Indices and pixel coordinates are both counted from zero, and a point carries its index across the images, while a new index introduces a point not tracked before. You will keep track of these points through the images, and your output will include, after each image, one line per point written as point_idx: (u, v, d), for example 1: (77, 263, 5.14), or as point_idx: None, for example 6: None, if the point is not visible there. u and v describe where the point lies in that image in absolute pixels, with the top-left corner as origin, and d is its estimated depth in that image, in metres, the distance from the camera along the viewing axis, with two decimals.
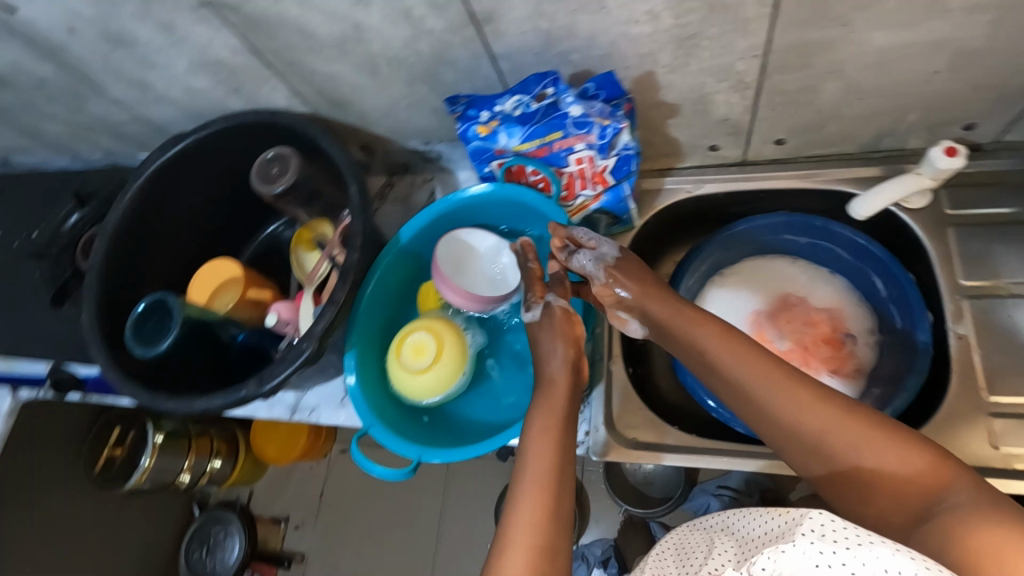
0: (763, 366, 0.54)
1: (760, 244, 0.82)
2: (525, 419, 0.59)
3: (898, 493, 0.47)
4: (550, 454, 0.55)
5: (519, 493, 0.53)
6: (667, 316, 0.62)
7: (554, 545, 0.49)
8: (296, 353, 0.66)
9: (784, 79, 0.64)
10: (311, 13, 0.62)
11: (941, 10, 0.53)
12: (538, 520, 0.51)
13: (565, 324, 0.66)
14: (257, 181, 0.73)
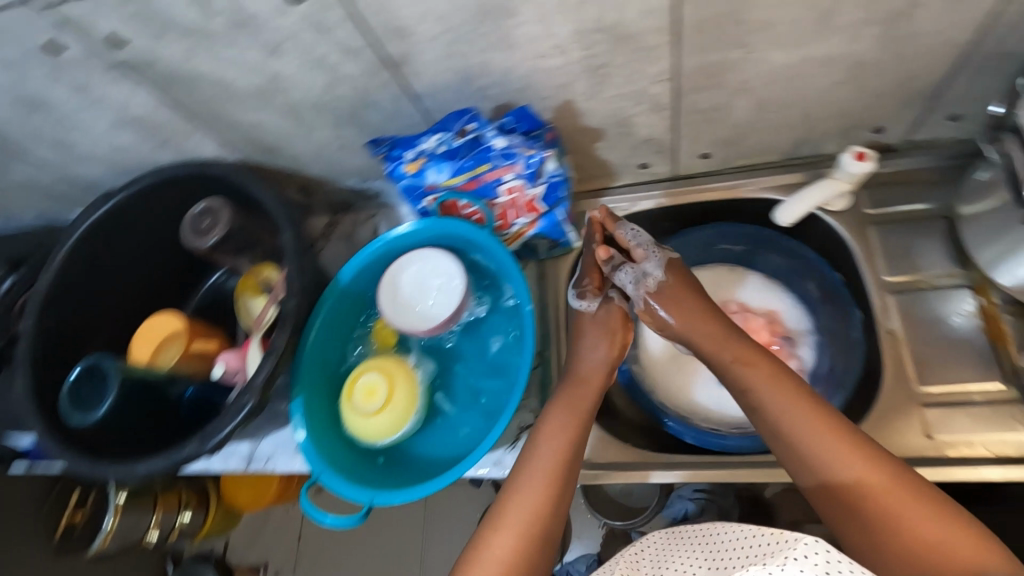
0: (813, 414, 0.58)
1: (698, 254, 0.84)
2: (545, 415, 0.66)
3: (895, 545, 0.50)
4: (557, 460, 0.62)
5: (521, 490, 0.61)
6: (711, 348, 0.66)
7: (539, 537, 0.59)
8: (237, 406, 0.64)
9: (697, 98, 0.66)
10: (227, 67, 0.62)
11: (828, 28, 0.56)
12: (529, 522, 0.59)
13: (609, 320, 0.73)
14: (188, 234, 0.72)
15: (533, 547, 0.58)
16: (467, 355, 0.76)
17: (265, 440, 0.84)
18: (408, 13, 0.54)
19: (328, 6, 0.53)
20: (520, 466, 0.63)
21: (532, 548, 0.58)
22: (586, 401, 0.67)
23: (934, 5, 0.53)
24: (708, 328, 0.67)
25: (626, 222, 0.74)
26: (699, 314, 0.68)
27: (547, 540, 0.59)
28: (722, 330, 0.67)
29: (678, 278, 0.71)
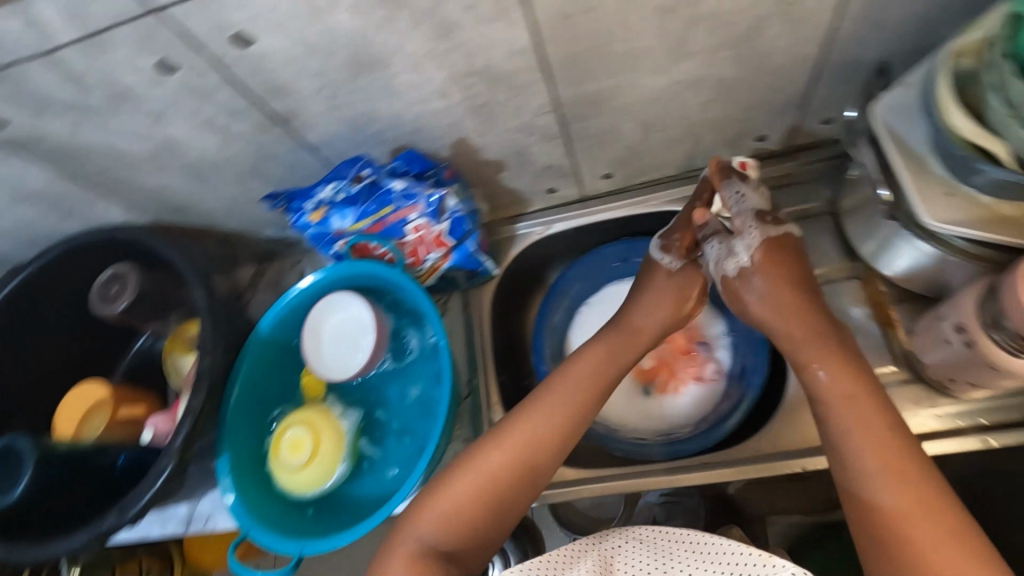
0: (880, 434, 0.51)
1: (615, 270, 0.88)
2: (555, 382, 0.67)
3: (897, 556, 0.47)
4: (558, 421, 0.63)
5: (513, 425, 0.63)
6: (788, 345, 0.61)
7: (515, 476, 0.61)
8: (157, 472, 0.64)
9: (584, 126, 0.70)
10: (117, 136, 0.63)
11: (685, 53, 0.60)
12: (509, 471, 0.61)
13: (667, 285, 0.72)
14: (98, 303, 0.72)
15: (507, 491, 0.60)
16: (389, 398, 0.76)
17: (204, 499, 0.82)
18: (283, 72, 0.56)
19: (202, 73, 0.55)
20: (516, 418, 0.64)
21: (503, 493, 0.60)
22: (619, 355, 0.69)
23: (776, 26, 0.58)
24: (795, 325, 0.60)
25: (736, 181, 0.67)
26: (788, 304, 0.62)
27: (524, 488, 0.61)
28: (806, 313, 0.61)
29: (765, 261, 0.63)
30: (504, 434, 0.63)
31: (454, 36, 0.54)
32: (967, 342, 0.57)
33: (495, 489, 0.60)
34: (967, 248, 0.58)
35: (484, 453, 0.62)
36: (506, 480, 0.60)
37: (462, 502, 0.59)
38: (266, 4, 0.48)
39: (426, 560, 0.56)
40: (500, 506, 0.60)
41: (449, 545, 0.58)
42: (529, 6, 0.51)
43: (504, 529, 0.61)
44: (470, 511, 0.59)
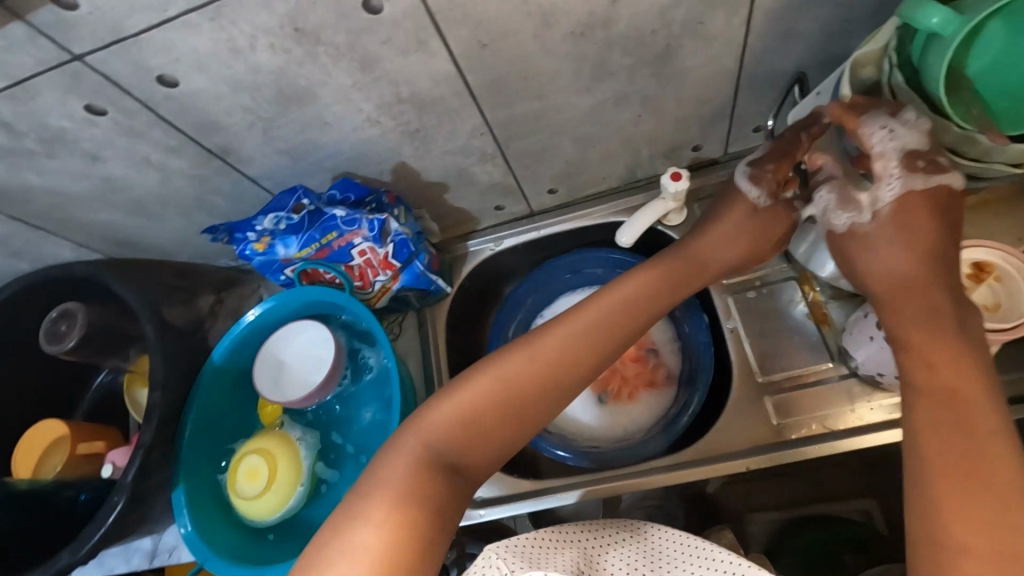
0: (956, 429, 0.44)
1: (566, 282, 0.90)
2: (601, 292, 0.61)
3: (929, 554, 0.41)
4: (585, 334, 0.58)
5: (548, 331, 0.58)
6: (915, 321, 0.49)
7: (541, 388, 0.56)
8: (109, 509, 0.66)
9: (519, 145, 0.72)
10: (56, 177, 0.64)
11: (605, 74, 0.62)
12: (528, 382, 0.55)
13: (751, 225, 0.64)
14: (46, 342, 0.73)
15: (524, 402, 0.55)
16: (343, 421, 0.77)
17: (168, 531, 0.82)
18: (212, 109, 0.57)
19: (132, 113, 0.56)
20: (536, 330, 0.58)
21: (520, 405, 0.55)
22: (682, 280, 0.63)
23: (689, 44, 0.60)
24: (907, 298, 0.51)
25: (881, 114, 0.50)
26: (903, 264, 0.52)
27: (544, 401, 0.56)
28: (928, 287, 0.50)
29: (892, 217, 0.52)
30: (523, 344, 0.57)
31: (377, 67, 0.56)
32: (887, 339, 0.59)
33: (511, 398, 0.55)
34: None
35: (500, 360, 0.56)
36: (525, 392, 0.55)
37: (475, 408, 0.54)
38: (186, 47, 0.50)
39: (435, 467, 0.51)
40: (516, 419, 0.55)
41: (458, 453, 0.52)
42: (445, 36, 0.53)
43: (517, 445, 0.56)
44: (484, 418, 0.54)
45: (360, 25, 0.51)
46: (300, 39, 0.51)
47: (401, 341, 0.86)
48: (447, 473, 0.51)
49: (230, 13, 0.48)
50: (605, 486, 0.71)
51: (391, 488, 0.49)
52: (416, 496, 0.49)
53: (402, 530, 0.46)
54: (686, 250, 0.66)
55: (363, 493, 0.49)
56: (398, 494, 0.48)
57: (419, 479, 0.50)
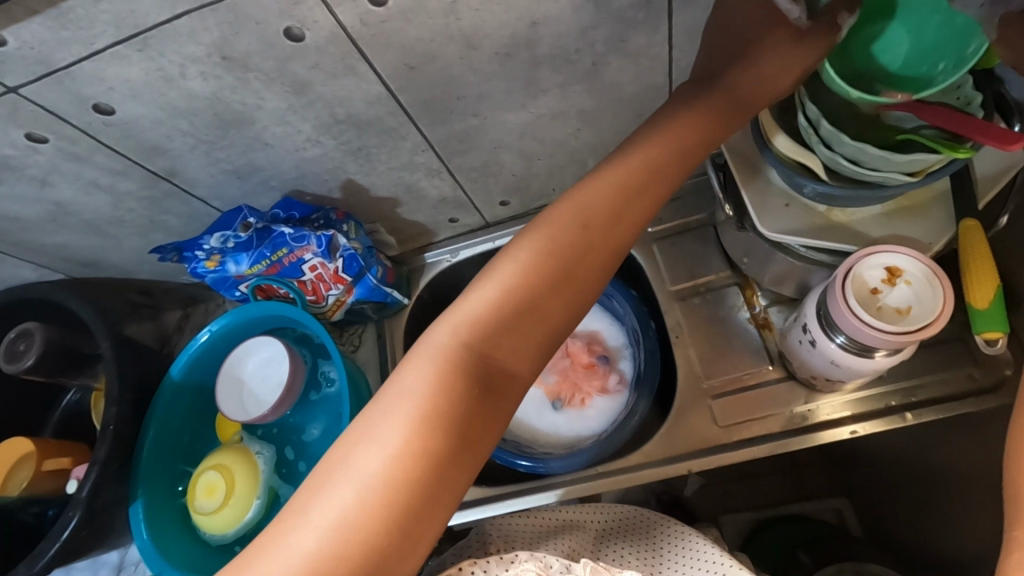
0: None
1: None
2: (626, 161, 0.53)
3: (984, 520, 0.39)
4: (614, 206, 0.51)
5: (571, 207, 0.51)
6: None
7: (569, 272, 0.49)
8: (63, 524, 0.68)
9: (463, 160, 0.74)
10: (7, 202, 0.66)
11: (537, 92, 0.64)
12: (558, 273, 0.48)
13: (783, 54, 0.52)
14: (6, 361, 0.74)
15: (552, 289, 0.48)
16: (294, 434, 0.78)
17: (133, 545, 0.84)
18: (153, 134, 0.59)
19: (74, 140, 0.58)
20: (565, 211, 0.51)
21: (548, 296, 0.48)
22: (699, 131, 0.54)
23: (616, 61, 0.62)
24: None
25: None
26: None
27: (573, 286, 0.49)
28: None
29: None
30: (542, 229, 0.50)
31: (308, 91, 0.58)
32: (812, 342, 0.60)
33: (538, 291, 0.47)
34: (807, 254, 0.62)
35: (519, 251, 0.49)
36: (559, 282, 0.48)
37: (501, 306, 0.47)
38: (118, 77, 0.52)
39: (465, 374, 0.44)
40: (544, 312, 0.47)
41: (487, 354, 0.45)
42: (371, 60, 0.55)
43: (553, 337, 0.48)
44: (515, 315, 0.47)
45: (287, 52, 0.53)
46: (229, 66, 0.53)
47: (360, 353, 0.88)
48: (474, 379, 0.45)
49: (157, 44, 0.50)
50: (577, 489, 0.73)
51: (412, 402, 0.43)
52: (440, 406, 0.43)
53: (420, 447, 0.41)
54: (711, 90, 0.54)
55: (380, 406, 0.44)
56: (419, 405, 0.43)
57: (442, 391, 0.43)
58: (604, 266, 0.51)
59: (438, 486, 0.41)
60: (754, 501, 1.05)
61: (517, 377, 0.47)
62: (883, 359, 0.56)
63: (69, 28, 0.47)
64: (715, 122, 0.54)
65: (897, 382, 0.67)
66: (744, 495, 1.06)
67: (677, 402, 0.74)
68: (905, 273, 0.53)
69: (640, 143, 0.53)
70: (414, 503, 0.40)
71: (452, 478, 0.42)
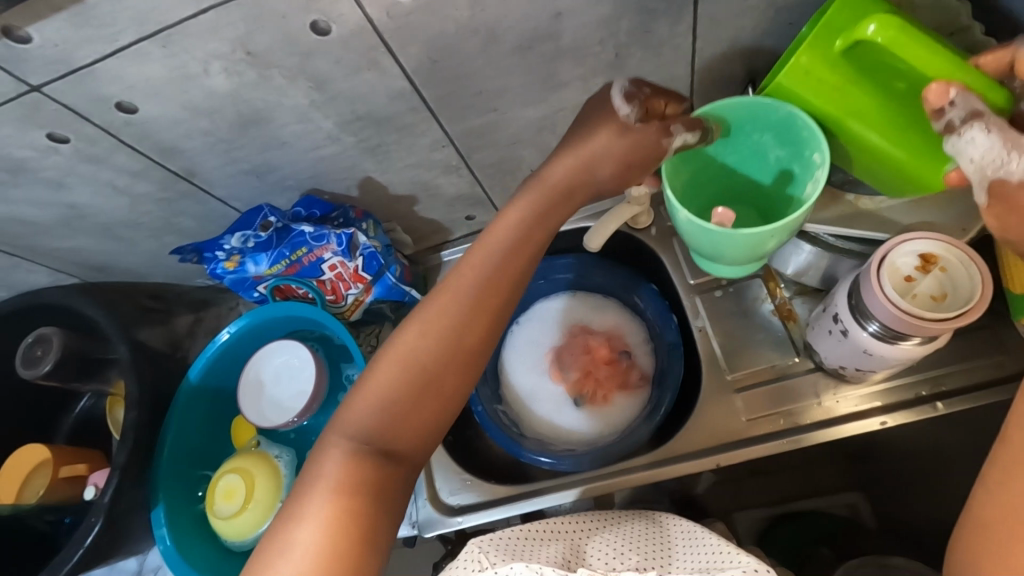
0: None
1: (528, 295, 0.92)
2: (501, 225, 0.54)
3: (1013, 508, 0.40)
4: (496, 273, 0.53)
5: (451, 283, 0.53)
6: None
7: (455, 343, 0.51)
8: (86, 530, 0.68)
9: (481, 156, 0.73)
10: (21, 206, 0.65)
11: (559, 84, 0.64)
12: (438, 349, 0.51)
13: (606, 143, 0.51)
14: (21, 367, 0.74)
15: (441, 359, 0.51)
16: (314, 437, 0.77)
17: (152, 551, 0.82)
18: (172, 133, 0.59)
19: (94, 140, 0.58)
20: (438, 291, 0.52)
21: (441, 364, 0.51)
22: (557, 204, 0.53)
23: (637, 53, 0.61)
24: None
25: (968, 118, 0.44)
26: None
27: (463, 351, 0.51)
28: None
29: None
30: (426, 306, 0.52)
31: (330, 87, 0.57)
32: (843, 332, 0.60)
33: (429, 362, 0.50)
34: (836, 243, 0.62)
35: (406, 329, 0.51)
36: (439, 359, 0.51)
37: (390, 389, 0.49)
38: (139, 75, 0.52)
39: (362, 455, 0.47)
40: (438, 378, 0.50)
41: (390, 425, 0.49)
42: (395, 54, 0.54)
43: (453, 400, 0.52)
44: (404, 395, 0.49)
45: (310, 47, 0.52)
46: (252, 62, 0.52)
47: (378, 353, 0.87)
48: (380, 451, 0.48)
49: (181, 41, 0.49)
50: (598, 485, 0.72)
51: (325, 481, 0.46)
52: (354, 478, 0.46)
53: (340, 517, 0.44)
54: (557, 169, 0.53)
55: (302, 486, 0.46)
56: (333, 480, 0.46)
57: (348, 466, 0.47)
58: (488, 332, 0.53)
59: (365, 545, 0.44)
60: (772, 497, 1.00)
61: (414, 444, 0.50)
62: (914, 347, 0.56)
63: (92, 25, 0.46)
64: (569, 198, 0.54)
65: (926, 371, 0.66)
66: (759, 494, 1.00)
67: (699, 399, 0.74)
68: (939, 260, 0.53)
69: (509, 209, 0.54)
70: (347, 568, 0.43)
71: (377, 536, 0.45)
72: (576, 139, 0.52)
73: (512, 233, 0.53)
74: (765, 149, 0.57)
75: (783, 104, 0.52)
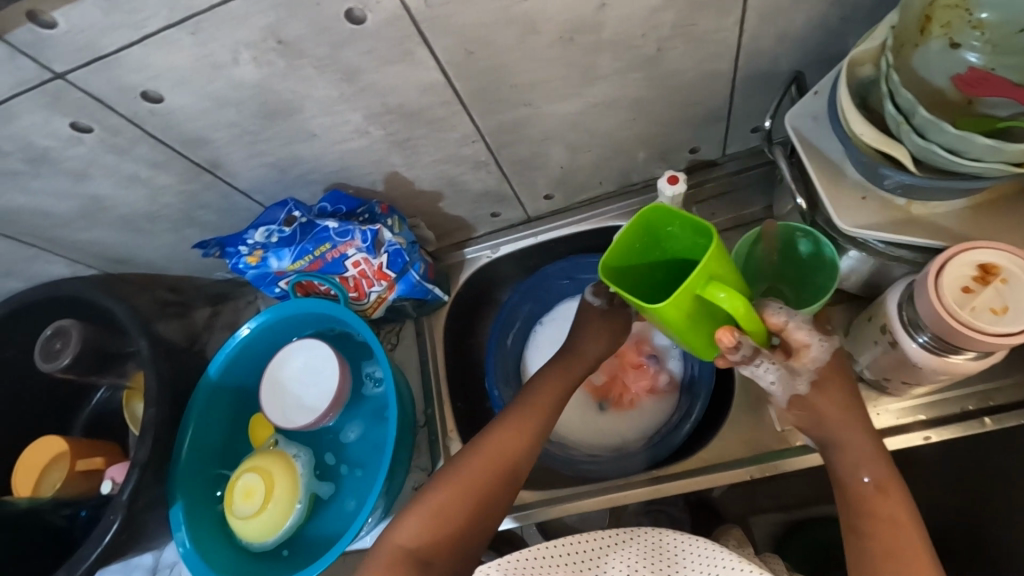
0: (872, 468, 0.53)
1: (552, 295, 0.90)
2: (534, 377, 0.68)
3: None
4: (533, 412, 0.64)
5: (503, 418, 0.63)
6: (845, 417, 0.55)
7: (502, 466, 0.60)
8: (104, 528, 0.65)
9: (511, 152, 0.70)
10: (41, 196, 0.64)
11: (597, 78, 0.61)
12: (475, 482, 0.59)
13: (603, 331, 0.69)
14: (40, 360, 0.72)
15: (489, 481, 0.60)
16: (333, 439, 0.76)
17: (168, 547, 0.81)
18: (197, 124, 0.57)
19: (118, 130, 0.56)
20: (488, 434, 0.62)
21: (490, 486, 0.59)
22: (569, 373, 0.67)
23: (680, 47, 0.59)
24: (832, 418, 0.55)
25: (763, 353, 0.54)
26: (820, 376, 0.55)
27: (511, 474, 0.60)
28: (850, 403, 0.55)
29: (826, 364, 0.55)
30: (483, 437, 0.62)
31: (361, 78, 0.55)
32: (892, 343, 0.57)
33: (478, 483, 0.59)
34: (885, 249, 0.59)
35: (465, 455, 0.61)
36: (474, 493, 0.59)
37: (445, 506, 0.58)
38: (167, 64, 0.50)
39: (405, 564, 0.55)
40: (487, 498, 0.59)
41: (438, 539, 0.57)
42: (430, 45, 0.52)
43: (495, 518, 0.59)
44: (455, 512, 0.58)
45: (344, 36, 0.50)
46: (283, 52, 0.50)
47: (398, 351, 0.86)
48: (427, 560, 0.56)
49: (210, 28, 0.47)
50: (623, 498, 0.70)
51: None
52: None
53: None
54: (569, 348, 0.69)
55: None
56: None
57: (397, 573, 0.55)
58: (526, 460, 0.62)
59: None
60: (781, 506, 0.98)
61: (453, 554, 0.57)
62: (966, 361, 0.53)
63: (120, 11, 0.45)
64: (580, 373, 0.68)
65: (971, 386, 0.64)
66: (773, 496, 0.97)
67: (728, 419, 0.72)
68: (1002, 270, 0.50)
69: (545, 372, 0.68)
70: None
71: None
72: (576, 331, 0.70)
73: (551, 389, 0.65)
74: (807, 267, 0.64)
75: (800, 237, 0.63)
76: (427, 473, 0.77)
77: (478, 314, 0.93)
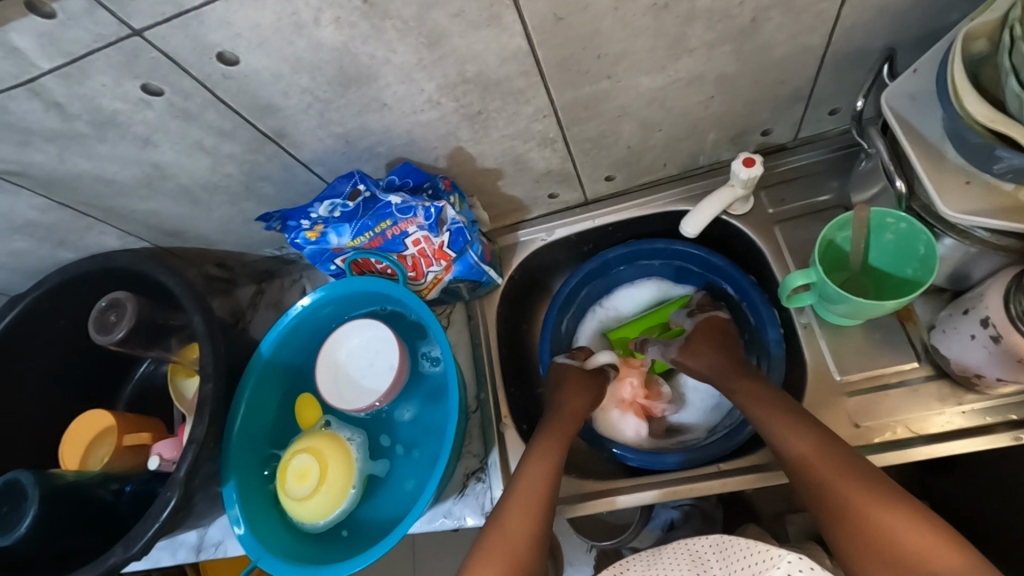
0: (807, 439, 0.59)
1: (608, 280, 0.87)
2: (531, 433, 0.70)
3: (875, 541, 0.51)
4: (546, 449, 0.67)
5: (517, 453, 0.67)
6: (760, 408, 0.64)
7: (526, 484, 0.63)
8: (161, 504, 0.63)
9: (582, 129, 0.67)
10: (104, 162, 0.62)
11: (685, 50, 0.58)
12: (534, 528, 0.60)
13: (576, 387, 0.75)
14: (94, 333, 0.71)
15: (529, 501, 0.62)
16: (388, 422, 0.74)
17: (214, 525, 0.80)
18: (271, 89, 0.55)
19: (189, 94, 0.54)
20: (513, 485, 0.63)
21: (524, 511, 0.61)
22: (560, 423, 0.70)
23: (777, 17, 0.55)
24: (758, 409, 0.64)
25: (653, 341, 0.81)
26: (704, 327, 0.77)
27: (538, 493, 0.62)
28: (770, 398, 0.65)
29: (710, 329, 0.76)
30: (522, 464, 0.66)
31: (443, 44, 0.52)
32: (994, 337, 0.54)
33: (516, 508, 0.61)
34: (989, 237, 0.56)
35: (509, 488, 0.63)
36: (534, 533, 0.59)
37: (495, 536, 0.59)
38: (248, 22, 0.47)
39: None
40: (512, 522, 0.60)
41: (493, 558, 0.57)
42: (520, 10, 0.50)
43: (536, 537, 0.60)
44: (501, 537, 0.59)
45: None
46: (368, 12, 0.48)
47: (450, 333, 0.83)
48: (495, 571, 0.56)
49: None
50: (690, 491, 0.69)
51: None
52: None
53: None
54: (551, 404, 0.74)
55: None
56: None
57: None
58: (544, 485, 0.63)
59: None
60: None
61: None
62: None
63: None
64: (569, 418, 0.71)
65: None
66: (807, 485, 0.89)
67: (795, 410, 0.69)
68: None
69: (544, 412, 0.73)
70: None
71: None
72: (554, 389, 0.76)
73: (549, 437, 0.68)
74: (904, 262, 0.63)
75: (886, 233, 0.62)
76: (479, 458, 0.75)
77: (528, 299, 0.91)
